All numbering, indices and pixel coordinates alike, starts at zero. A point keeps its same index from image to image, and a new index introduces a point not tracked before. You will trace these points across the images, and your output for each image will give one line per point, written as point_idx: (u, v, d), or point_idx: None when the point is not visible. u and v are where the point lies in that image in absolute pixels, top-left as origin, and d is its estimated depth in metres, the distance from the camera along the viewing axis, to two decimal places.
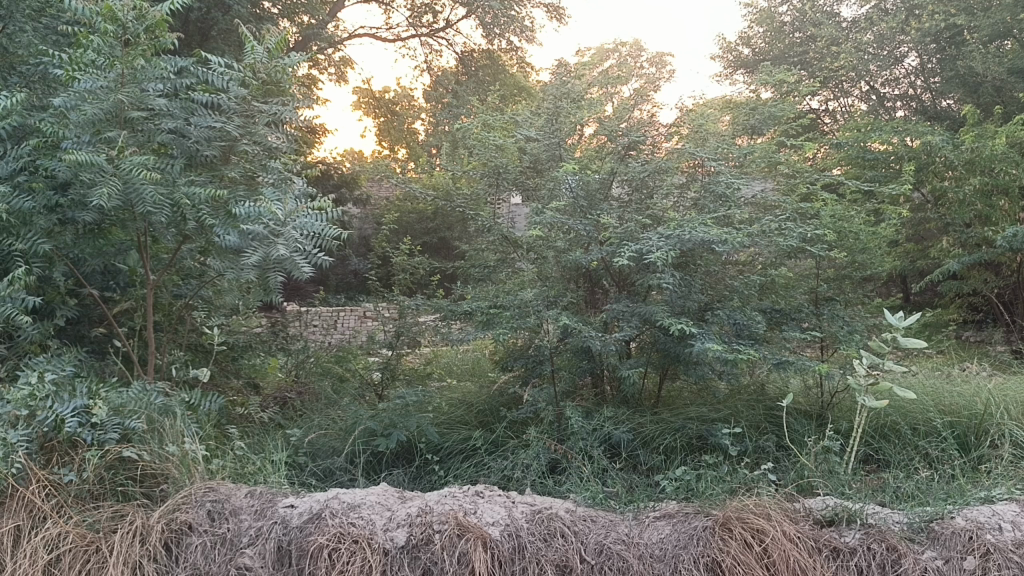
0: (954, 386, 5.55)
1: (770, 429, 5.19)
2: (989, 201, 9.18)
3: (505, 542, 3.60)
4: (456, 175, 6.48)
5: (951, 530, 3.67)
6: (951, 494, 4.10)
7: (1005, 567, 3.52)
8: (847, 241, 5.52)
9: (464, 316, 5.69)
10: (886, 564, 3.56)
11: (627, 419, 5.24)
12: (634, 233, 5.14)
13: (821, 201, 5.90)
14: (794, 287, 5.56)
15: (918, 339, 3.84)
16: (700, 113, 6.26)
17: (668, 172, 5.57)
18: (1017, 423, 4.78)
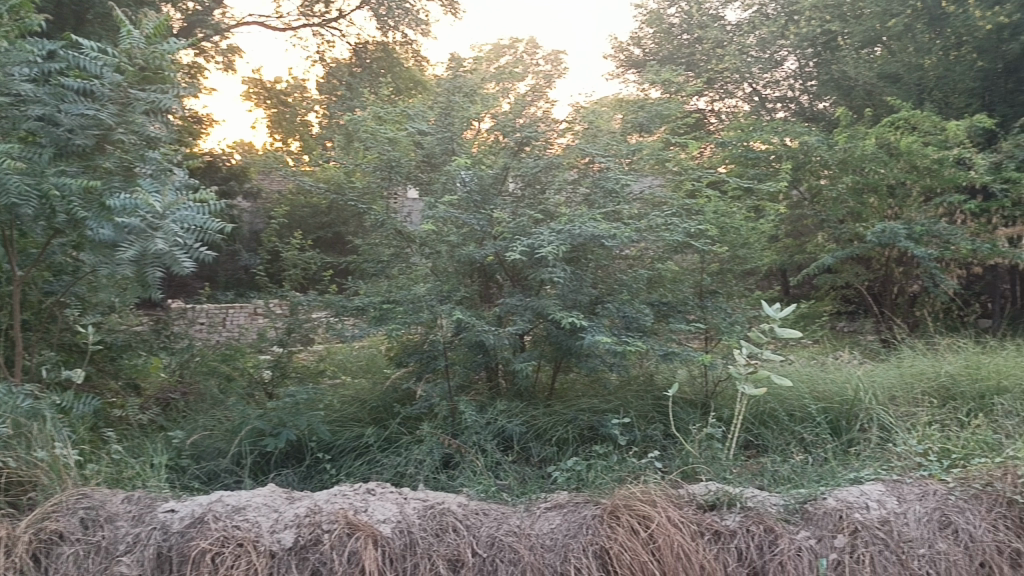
0: (826, 373, 5.78)
1: (657, 418, 5.33)
2: (860, 199, 8.76)
3: (397, 540, 3.60)
4: (349, 168, 6.40)
5: (823, 511, 3.86)
6: (824, 475, 4.33)
7: (871, 543, 3.73)
8: (729, 236, 5.76)
9: (357, 312, 5.67)
10: (763, 545, 3.73)
11: (521, 412, 5.26)
12: (526, 227, 5.19)
13: (705, 197, 6.11)
14: (680, 280, 5.70)
15: (792, 330, 4.29)
16: (592, 110, 6.36)
17: (559, 168, 5.64)
18: (883, 406, 5.04)
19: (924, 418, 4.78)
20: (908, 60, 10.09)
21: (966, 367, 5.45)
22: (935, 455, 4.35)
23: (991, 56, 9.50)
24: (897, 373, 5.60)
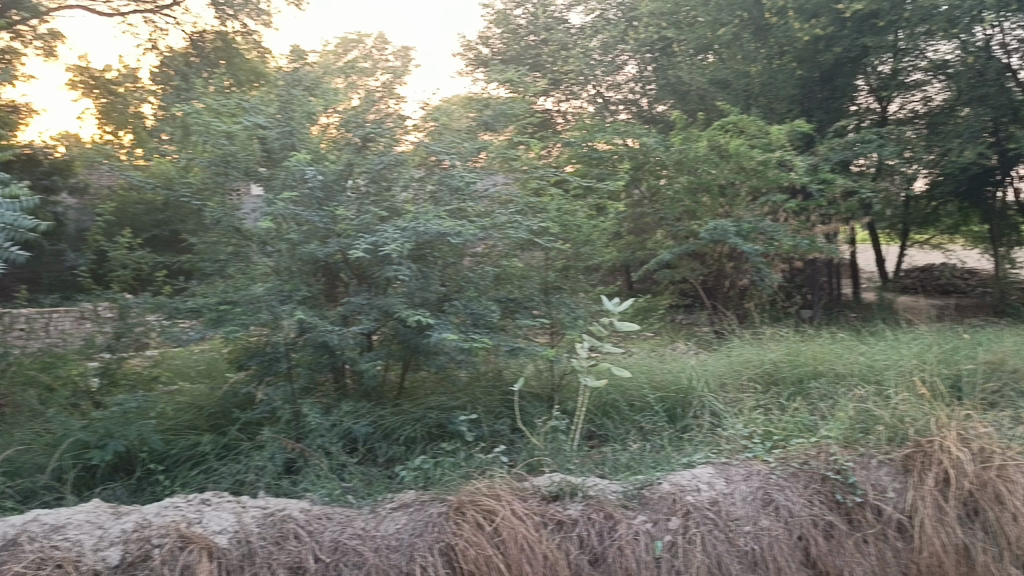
0: (664, 364, 6.01)
1: (505, 413, 5.40)
2: (694, 198, 9.07)
3: (234, 551, 3.48)
4: (184, 163, 6.11)
5: (658, 495, 4.04)
6: (659, 461, 4.53)
7: (702, 524, 3.92)
8: (572, 233, 6.00)
9: (193, 314, 5.40)
10: (603, 532, 3.85)
11: (368, 411, 5.17)
12: (371, 224, 5.12)
13: (549, 195, 6.22)
14: (526, 278, 5.75)
15: (630, 324, 4.46)
16: (440, 108, 6.33)
17: (405, 164, 5.53)
18: (714, 393, 5.33)
19: (749, 403, 5.09)
20: (737, 67, 10.52)
21: (788, 354, 5.81)
22: (759, 437, 4.63)
23: (810, 65, 10.18)
24: (727, 362, 5.91)
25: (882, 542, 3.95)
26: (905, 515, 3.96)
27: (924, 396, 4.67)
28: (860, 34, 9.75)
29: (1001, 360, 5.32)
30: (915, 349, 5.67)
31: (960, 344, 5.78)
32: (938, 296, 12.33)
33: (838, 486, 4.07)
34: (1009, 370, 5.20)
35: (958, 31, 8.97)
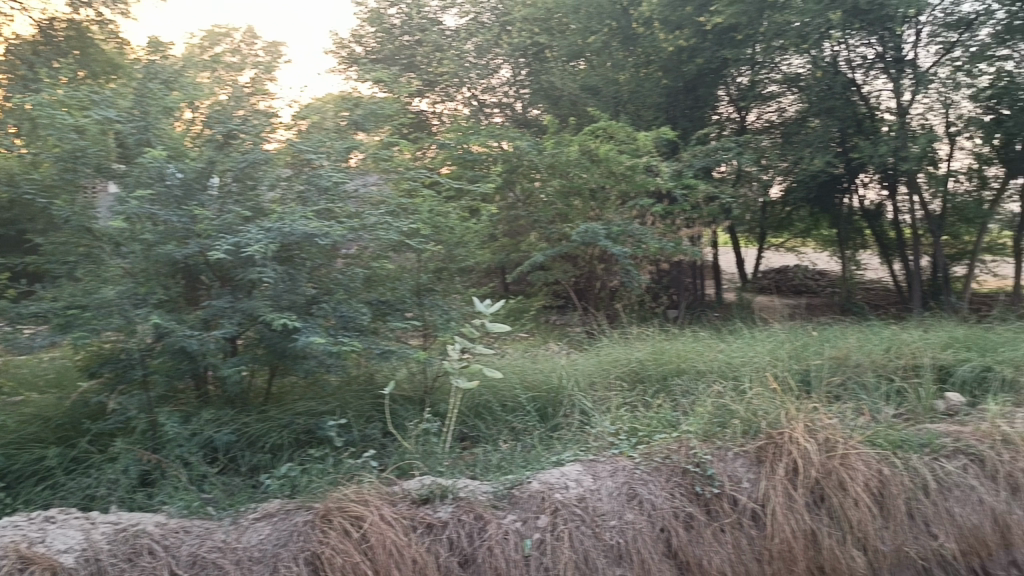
0: (536, 364, 6.05)
1: (376, 417, 5.30)
2: (566, 202, 9.23)
3: (81, 570, 3.36)
4: (28, 158, 5.70)
5: (527, 494, 4.08)
6: (529, 460, 4.57)
7: (570, 520, 3.98)
8: (444, 234, 6.01)
9: (37, 320, 5.05)
10: (473, 533, 3.85)
11: (231, 419, 4.97)
12: (233, 225, 4.94)
13: (421, 196, 6.17)
14: (398, 279, 5.67)
15: (501, 325, 4.47)
16: (312, 108, 6.20)
17: (271, 163, 5.35)
18: (583, 392, 5.43)
19: (616, 401, 5.22)
20: (606, 75, 10.82)
21: (654, 352, 5.98)
22: (625, 433, 4.76)
23: (674, 75, 10.58)
24: (597, 361, 6.02)
25: (738, 531, 4.12)
26: (759, 504, 4.15)
27: (776, 390, 4.93)
28: (720, 46, 10.23)
29: (846, 355, 5.68)
30: (769, 346, 5.98)
31: (810, 341, 6.14)
32: (792, 296, 13.08)
33: (698, 479, 4.24)
34: (853, 364, 5.57)
35: (808, 46, 9.41)
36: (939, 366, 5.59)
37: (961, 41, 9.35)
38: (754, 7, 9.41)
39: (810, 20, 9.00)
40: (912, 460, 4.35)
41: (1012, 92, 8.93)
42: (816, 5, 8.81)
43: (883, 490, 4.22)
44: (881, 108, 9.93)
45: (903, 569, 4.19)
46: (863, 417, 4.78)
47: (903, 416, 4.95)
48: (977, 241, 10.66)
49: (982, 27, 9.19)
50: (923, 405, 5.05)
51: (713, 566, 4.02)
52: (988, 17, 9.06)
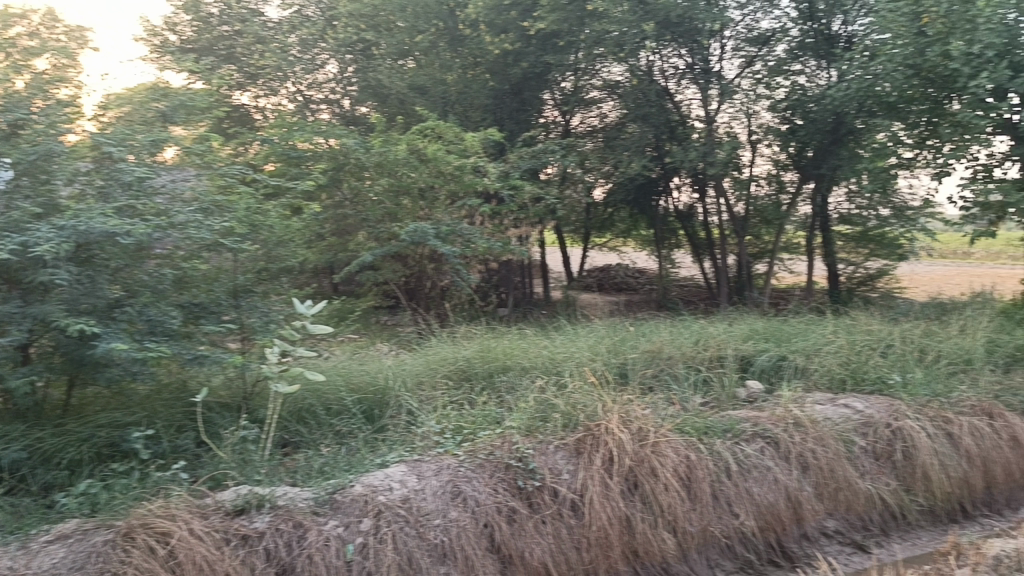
0: (363, 364, 5.91)
1: (189, 425, 5.01)
2: (395, 201, 9.10)
3: None
4: None
5: (350, 498, 4.00)
6: (353, 464, 4.46)
7: (394, 522, 3.94)
8: (261, 233, 5.76)
9: None
10: (292, 542, 3.73)
11: (21, 435, 4.55)
12: (21, 222, 4.52)
13: (237, 194, 5.89)
14: (213, 280, 5.40)
15: (323, 327, 4.33)
16: (121, 98, 5.79)
17: (67, 156, 4.92)
18: (410, 392, 5.37)
19: (442, 400, 5.22)
20: (434, 75, 10.77)
21: (480, 350, 5.99)
22: (450, 432, 4.77)
23: (500, 77, 10.77)
24: (425, 360, 5.96)
25: (558, 521, 4.23)
26: (577, 494, 4.28)
27: (593, 384, 5.12)
28: (544, 52, 10.55)
29: (659, 348, 5.99)
30: (589, 342, 6.19)
31: (626, 335, 6.44)
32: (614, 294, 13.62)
33: (520, 473, 4.32)
34: (666, 357, 5.87)
35: (624, 54, 9.92)
36: (741, 356, 6.02)
37: (760, 55, 10.22)
38: (576, 15, 9.82)
39: (627, 31, 9.52)
40: (716, 445, 4.66)
41: (802, 104, 10.04)
42: (632, 15, 9.34)
43: (690, 474, 4.48)
44: (691, 116, 10.57)
45: (709, 548, 4.46)
46: (674, 406, 5.07)
47: (709, 404, 5.30)
48: (775, 240, 11.60)
49: (778, 44, 10.20)
50: (727, 393, 5.42)
51: (535, 559, 4.10)
52: (783, 34, 10.10)
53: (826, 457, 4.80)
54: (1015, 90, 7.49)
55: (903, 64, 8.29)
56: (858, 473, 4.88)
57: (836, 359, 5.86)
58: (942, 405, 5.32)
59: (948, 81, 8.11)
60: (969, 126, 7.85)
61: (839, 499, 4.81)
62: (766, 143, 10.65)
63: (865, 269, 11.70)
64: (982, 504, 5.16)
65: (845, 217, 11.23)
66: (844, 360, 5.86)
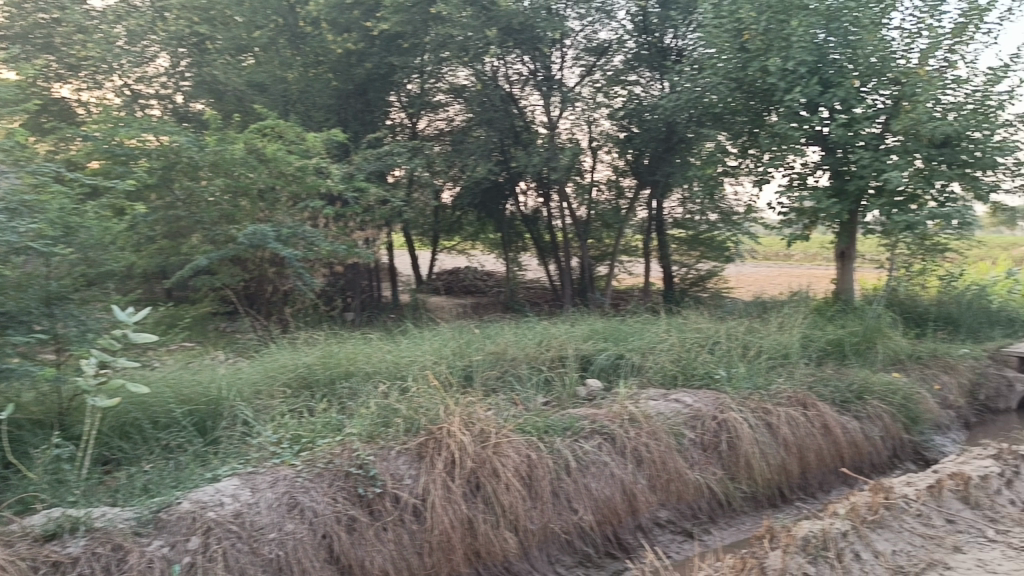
0: (195, 373, 5.60)
1: None
2: (233, 202, 8.64)
3: None
4: None
5: (176, 516, 3.77)
6: (180, 479, 4.21)
7: (224, 539, 3.76)
8: (76, 235, 5.34)
9: None
10: (110, 566, 3.50)
11: None
12: None
13: (50, 192, 5.45)
14: (22, 287, 4.95)
15: (146, 335, 4.04)
16: None
17: None
18: (246, 402, 5.13)
19: (279, 409, 5.04)
20: (273, 72, 10.37)
21: (321, 356, 5.82)
22: (288, 441, 4.60)
23: (343, 77, 10.48)
24: (262, 367, 5.72)
25: (400, 527, 4.19)
26: (419, 499, 4.26)
27: (436, 387, 5.11)
28: (387, 53, 10.45)
29: (503, 349, 6.05)
30: (434, 345, 6.18)
31: (471, 337, 6.48)
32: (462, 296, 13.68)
33: (360, 480, 4.23)
34: (509, 358, 5.94)
35: (468, 58, 10.06)
36: (581, 356, 6.18)
37: (598, 65, 10.62)
38: (418, 18, 9.89)
39: (470, 35, 9.69)
40: (556, 443, 4.77)
41: (638, 112, 10.53)
42: (476, 20, 9.61)
43: (530, 473, 4.56)
44: (535, 122, 10.80)
45: (549, 545, 4.56)
46: (516, 407, 5.13)
47: (551, 403, 5.41)
48: (615, 243, 12.04)
49: (615, 55, 10.63)
50: (567, 392, 5.56)
51: (375, 566, 4.04)
52: (620, 46, 10.53)
53: (658, 450, 5.02)
54: (824, 104, 8.15)
55: (728, 77, 8.85)
56: (687, 465, 5.14)
57: (668, 356, 6.14)
58: (762, 397, 5.70)
59: (767, 94, 8.72)
60: (786, 138, 8.42)
61: (671, 489, 5.04)
62: (605, 150, 11.05)
63: (696, 270, 12.26)
64: (798, 488, 5.54)
65: (678, 221, 11.90)
66: (676, 357, 6.16)
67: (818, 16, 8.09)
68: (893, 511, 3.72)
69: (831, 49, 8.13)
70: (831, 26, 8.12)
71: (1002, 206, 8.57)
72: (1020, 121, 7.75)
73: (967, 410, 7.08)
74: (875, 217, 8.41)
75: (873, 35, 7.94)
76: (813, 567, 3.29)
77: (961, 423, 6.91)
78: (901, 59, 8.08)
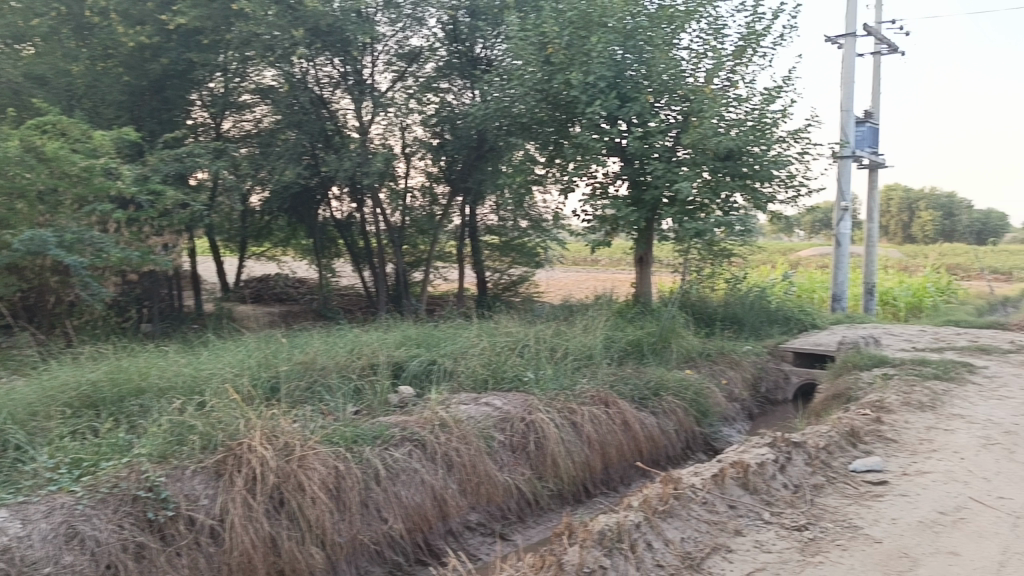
0: None
1: None
2: (8, 204, 7.79)
3: None
4: None
5: None
6: None
7: None
8: None
9: None
10: None
11: None
12: None
13: None
14: None
15: None
16: None
17: None
18: (19, 425, 4.63)
19: (58, 431, 4.61)
20: (56, 64, 9.49)
21: (109, 372, 5.39)
22: (67, 466, 4.19)
23: (137, 72, 9.75)
24: (41, 386, 5.20)
25: (195, 551, 3.98)
26: (216, 520, 4.06)
27: (237, 400, 4.88)
28: (186, 48, 9.87)
29: (312, 358, 5.88)
30: (236, 356, 5.89)
31: (278, 347, 6.25)
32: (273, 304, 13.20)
33: (150, 504, 3.97)
34: (318, 367, 5.78)
35: (273, 59, 9.79)
36: (392, 363, 6.12)
37: (409, 71, 10.63)
38: (221, 13, 9.55)
39: (277, 35, 9.50)
40: (365, 452, 4.69)
41: (450, 120, 10.83)
42: (282, 20, 9.38)
43: (337, 484, 4.46)
44: (347, 126, 10.62)
45: (358, 556, 4.48)
46: (325, 417, 5.01)
47: (361, 412, 5.33)
48: (430, 249, 12.01)
49: (427, 62, 10.72)
50: (379, 399, 5.50)
51: None
52: (432, 53, 10.64)
53: (469, 454, 5.07)
54: (622, 118, 8.64)
55: (534, 88, 9.08)
56: (497, 467, 5.24)
57: (479, 360, 6.23)
58: (567, 397, 5.93)
59: (571, 106, 9.07)
60: (588, 148, 8.82)
61: (481, 492, 5.10)
62: (418, 156, 11.05)
63: (508, 276, 12.51)
64: (601, 483, 5.80)
65: (490, 227, 12.13)
66: (487, 361, 6.26)
67: (615, 34, 8.62)
68: (681, 501, 3.97)
69: (628, 65, 8.69)
70: (628, 43, 8.67)
71: (779, 214, 9.40)
72: (792, 138, 8.56)
73: (751, 402, 7.71)
74: (669, 226, 8.96)
75: (664, 54, 8.54)
76: (609, 560, 3.44)
77: (744, 414, 7.51)
78: (690, 78, 8.68)
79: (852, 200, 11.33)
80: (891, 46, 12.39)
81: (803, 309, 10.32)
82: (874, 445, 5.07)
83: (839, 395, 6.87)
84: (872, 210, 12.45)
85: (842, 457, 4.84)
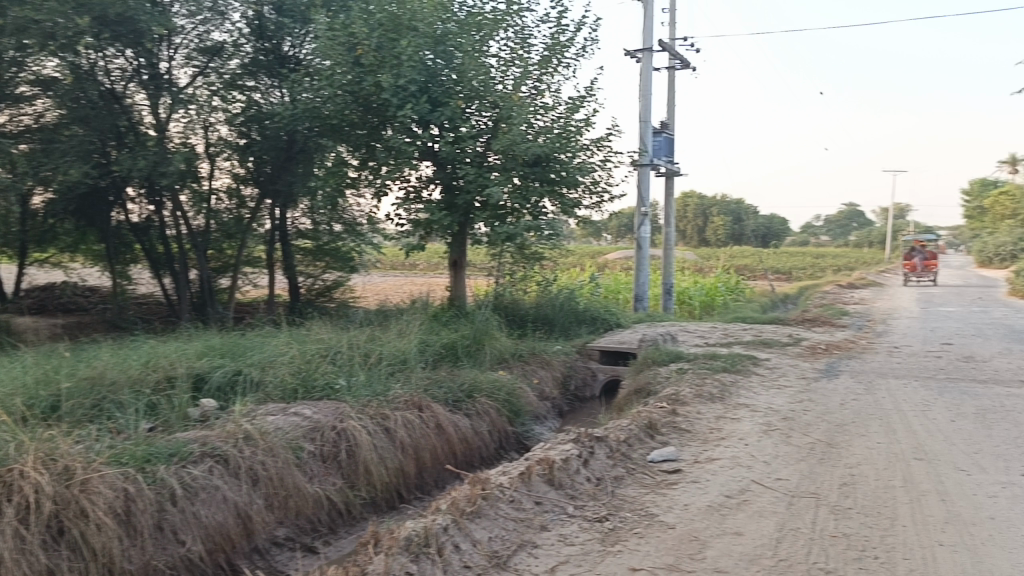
0: None
1: None
2: None
3: None
4: None
5: None
6: None
7: None
8: None
9: None
10: None
11: None
12: None
13: None
14: None
15: None
16: None
17: None
18: None
19: None
20: None
21: None
22: None
23: None
24: None
25: None
26: None
27: (7, 421, 4.42)
28: None
29: (100, 373, 5.45)
30: (8, 374, 5.33)
31: (59, 363, 5.72)
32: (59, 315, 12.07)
33: None
34: (107, 383, 5.36)
35: (55, 48, 8.92)
36: (192, 375, 5.79)
37: (211, 66, 10.30)
38: None
39: (59, 23, 8.65)
40: (159, 471, 4.39)
41: (258, 119, 10.52)
42: (64, 6, 8.59)
43: (128, 508, 4.14)
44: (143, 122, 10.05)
45: None
46: (115, 436, 4.65)
47: (156, 428, 4.99)
48: (237, 254, 11.51)
49: (231, 57, 10.42)
50: (177, 415, 5.17)
51: None
52: (235, 49, 10.39)
53: (275, 467, 4.89)
54: (434, 122, 8.67)
55: (343, 89, 8.92)
56: (306, 478, 5.08)
57: (288, 369, 6.03)
58: (380, 403, 5.87)
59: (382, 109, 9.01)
60: (400, 152, 8.78)
61: (289, 506, 4.93)
62: (224, 157, 10.68)
63: (322, 281, 12.20)
64: (415, 488, 5.77)
65: (303, 231, 11.80)
66: (296, 370, 6.06)
67: (425, 38, 8.66)
68: (489, 500, 4.02)
69: (439, 71, 8.77)
70: (437, 49, 8.75)
71: (587, 220, 9.81)
72: (595, 145, 8.97)
73: (561, 400, 7.98)
74: (483, 230, 9.09)
75: (473, 60, 8.66)
76: (415, 565, 3.43)
77: (555, 411, 7.74)
78: (499, 85, 8.87)
79: (652, 206, 11.99)
80: (683, 62, 13.27)
81: (608, 309, 10.80)
82: (669, 436, 5.39)
83: (640, 389, 7.24)
84: (669, 216, 13.29)
85: (641, 448, 5.10)
